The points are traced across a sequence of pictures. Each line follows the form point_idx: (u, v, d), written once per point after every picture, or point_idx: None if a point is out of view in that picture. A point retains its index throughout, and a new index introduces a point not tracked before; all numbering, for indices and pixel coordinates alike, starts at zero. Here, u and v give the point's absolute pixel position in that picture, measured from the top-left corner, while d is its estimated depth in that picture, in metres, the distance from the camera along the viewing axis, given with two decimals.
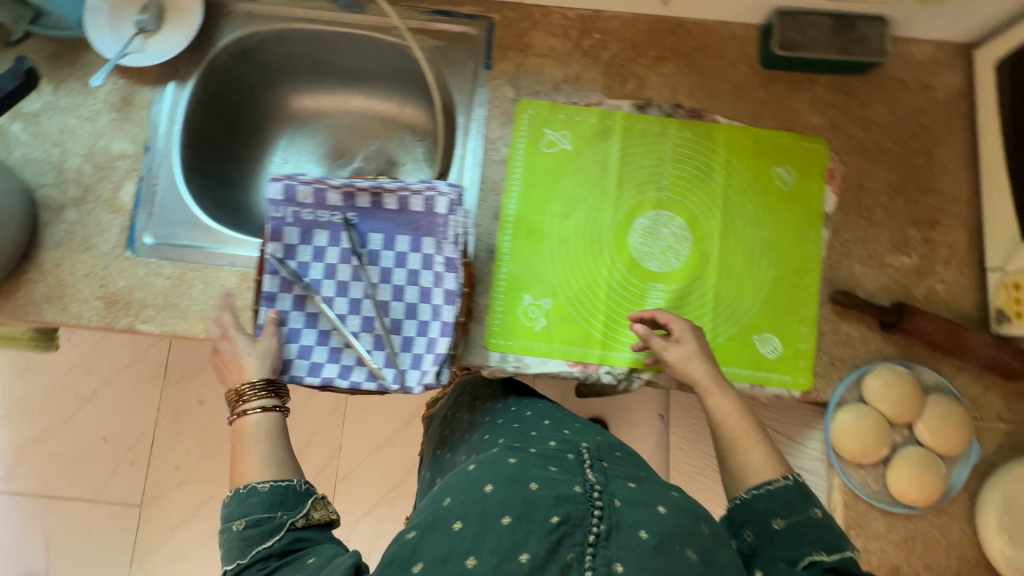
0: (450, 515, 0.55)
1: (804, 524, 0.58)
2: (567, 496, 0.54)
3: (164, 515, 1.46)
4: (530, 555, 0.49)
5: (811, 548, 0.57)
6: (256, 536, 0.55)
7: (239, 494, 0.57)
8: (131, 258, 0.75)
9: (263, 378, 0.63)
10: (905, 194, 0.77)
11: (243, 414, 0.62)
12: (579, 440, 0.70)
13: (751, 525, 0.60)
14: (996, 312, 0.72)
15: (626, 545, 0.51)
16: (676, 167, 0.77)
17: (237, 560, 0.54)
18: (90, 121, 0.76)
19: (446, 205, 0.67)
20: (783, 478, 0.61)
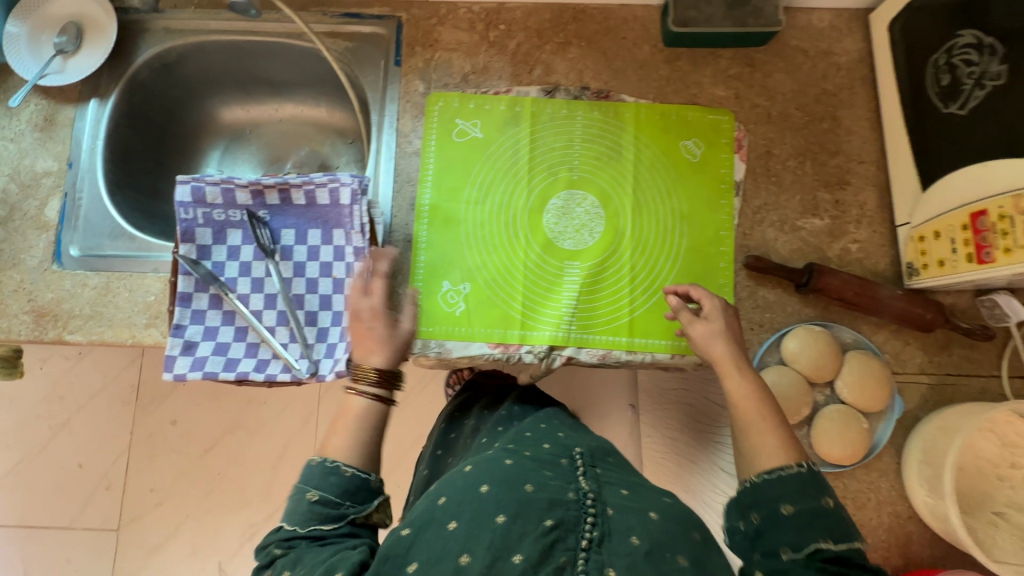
0: (443, 515, 0.51)
1: (814, 512, 0.53)
2: (559, 501, 0.52)
3: (141, 539, 1.43)
4: (524, 556, 0.47)
5: (818, 534, 0.52)
6: (321, 517, 0.55)
7: (327, 465, 0.58)
8: (57, 271, 0.76)
9: (387, 368, 0.63)
10: (812, 158, 0.78)
11: (356, 391, 0.62)
12: (575, 442, 0.66)
13: (758, 508, 0.56)
14: (907, 267, 0.73)
15: (619, 550, 0.48)
16: (586, 147, 0.79)
17: (295, 526, 0.55)
18: (13, 142, 0.78)
19: (350, 195, 0.68)
20: (800, 465, 0.56)
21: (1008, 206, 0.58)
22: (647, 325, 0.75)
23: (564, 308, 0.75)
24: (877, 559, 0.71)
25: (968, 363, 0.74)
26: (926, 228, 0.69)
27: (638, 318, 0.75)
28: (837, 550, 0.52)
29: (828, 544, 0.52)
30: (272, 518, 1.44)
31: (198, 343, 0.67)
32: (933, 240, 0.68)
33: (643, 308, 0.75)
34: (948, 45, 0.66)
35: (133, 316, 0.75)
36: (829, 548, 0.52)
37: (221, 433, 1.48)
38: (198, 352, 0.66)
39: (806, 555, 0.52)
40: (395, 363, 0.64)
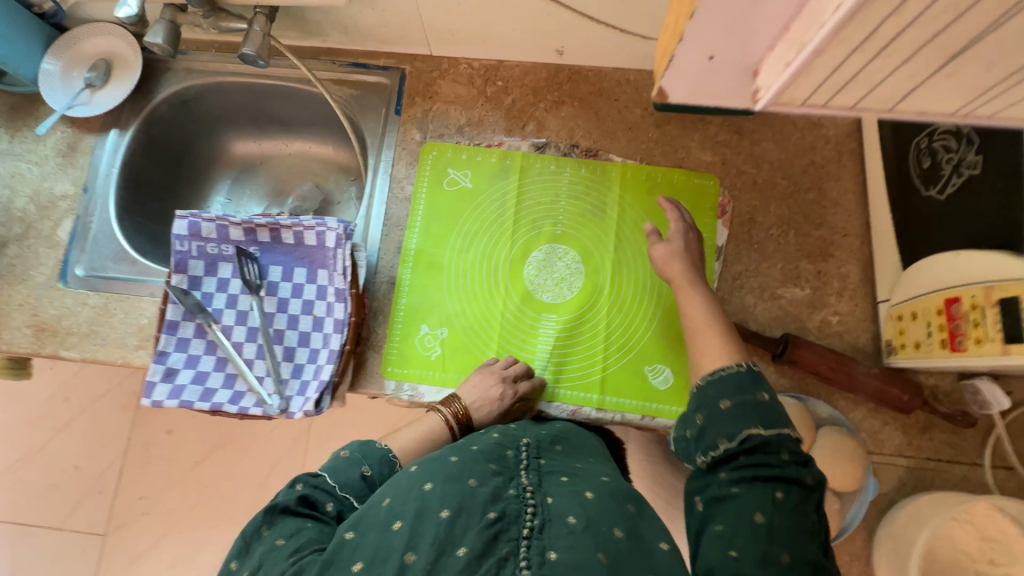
0: (387, 516, 0.50)
1: (747, 404, 0.56)
2: (499, 496, 0.52)
3: (126, 547, 1.45)
4: (468, 549, 0.46)
5: (751, 424, 0.54)
6: (359, 494, 0.61)
7: (387, 454, 0.65)
8: (62, 289, 0.80)
9: (472, 419, 0.70)
10: (797, 228, 0.79)
11: (447, 421, 0.70)
12: (523, 432, 0.64)
13: (701, 408, 0.58)
14: (886, 344, 0.72)
15: (560, 532, 0.48)
16: (571, 203, 0.81)
17: (337, 481, 0.61)
18: (38, 165, 0.85)
19: (335, 239, 0.71)
20: (738, 365, 0.59)
21: (981, 296, 0.58)
22: (620, 384, 0.75)
23: (538, 359, 0.76)
24: None
25: (949, 448, 0.72)
26: (904, 308, 0.69)
27: (611, 376, 0.75)
28: (767, 436, 0.54)
29: (759, 429, 0.54)
30: None
31: (179, 371, 0.69)
32: (911, 321, 0.67)
33: (618, 366, 0.76)
34: (930, 128, 0.66)
35: (125, 337, 0.78)
36: (760, 433, 0.54)
37: (212, 446, 1.50)
38: (178, 379, 0.69)
39: (739, 442, 0.54)
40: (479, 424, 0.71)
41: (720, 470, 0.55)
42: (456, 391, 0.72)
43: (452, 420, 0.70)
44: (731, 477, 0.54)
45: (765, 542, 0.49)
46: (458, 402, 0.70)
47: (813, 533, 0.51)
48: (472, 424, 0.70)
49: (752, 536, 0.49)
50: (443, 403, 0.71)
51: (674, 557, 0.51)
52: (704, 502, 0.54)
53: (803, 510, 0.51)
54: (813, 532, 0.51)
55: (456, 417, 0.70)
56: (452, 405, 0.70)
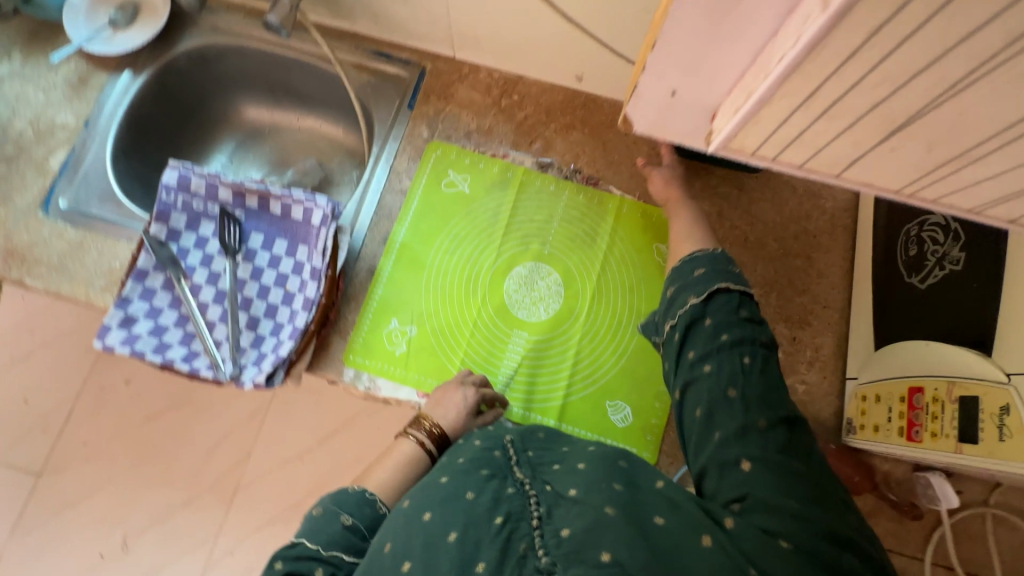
0: (394, 560, 0.50)
1: (718, 273, 0.64)
2: (499, 498, 0.53)
3: (58, 491, 1.41)
4: (486, 563, 0.48)
5: (721, 289, 0.62)
6: (347, 545, 0.59)
7: (364, 494, 0.64)
8: (41, 217, 0.79)
9: (441, 431, 0.69)
10: (779, 290, 0.79)
11: (420, 441, 0.68)
12: (505, 429, 0.63)
13: (675, 283, 0.66)
14: (847, 422, 0.72)
15: (567, 509, 0.51)
16: (563, 226, 0.81)
17: (321, 543, 0.58)
18: (45, 93, 0.84)
19: (321, 217, 0.71)
20: (711, 249, 0.67)
21: (943, 391, 0.58)
22: (577, 413, 0.74)
23: (501, 373, 0.76)
24: None
25: (892, 537, 0.71)
26: (869, 389, 0.69)
27: (571, 403, 0.75)
28: (733, 295, 0.62)
29: (727, 289, 0.62)
30: (189, 503, 1.41)
31: (138, 320, 0.67)
32: (874, 403, 0.67)
33: (579, 395, 0.75)
34: (920, 218, 0.66)
35: (93, 277, 0.77)
36: (726, 292, 0.62)
37: (167, 404, 1.47)
38: (135, 328, 0.67)
39: (707, 307, 0.62)
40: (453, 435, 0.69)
41: (690, 346, 0.61)
42: (420, 410, 0.71)
43: (426, 439, 0.68)
44: (701, 349, 0.60)
45: (741, 411, 0.55)
46: (426, 420, 0.69)
47: (781, 393, 0.58)
48: (446, 439, 0.69)
49: (727, 406, 0.56)
50: (412, 425, 0.69)
51: (672, 486, 0.53)
52: (681, 387, 0.60)
53: (768, 370, 0.59)
54: (783, 398, 0.58)
55: (429, 435, 0.68)
56: (421, 424, 0.69)
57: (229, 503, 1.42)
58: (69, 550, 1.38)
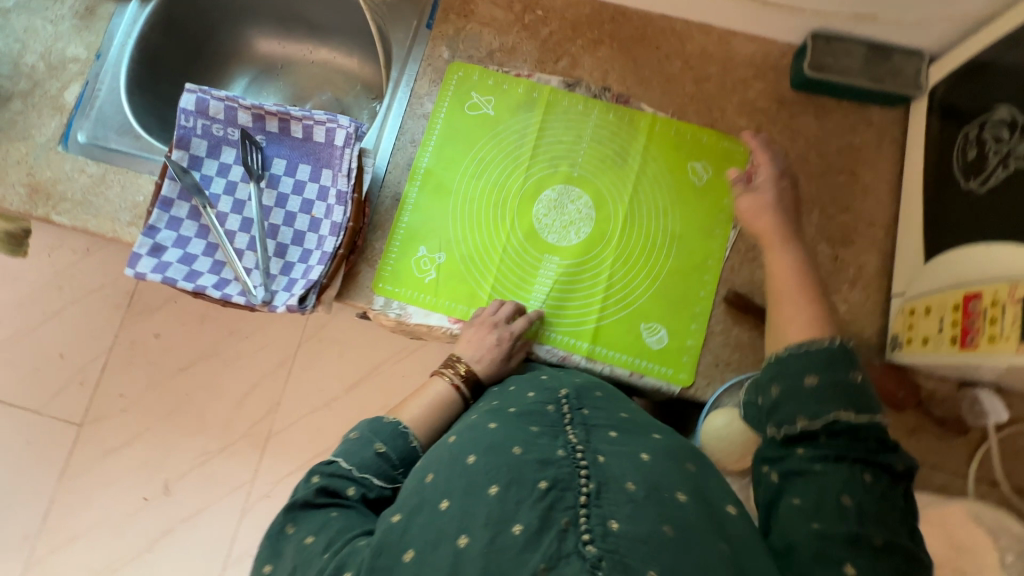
0: (434, 495, 0.49)
1: (837, 383, 0.55)
2: (549, 459, 0.50)
3: (100, 439, 1.46)
4: (524, 526, 0.44)
5: (838, 407, 0.54)
6: (378, 470, 0.60)
7: (398, 427, 0.64)
8: (61, 152, 0.78)
9: (472, 371, 0.69)
10: (821, 207, 0.75)
11: (454, 385, 0.69)
12: (561, 382, 0.64)
13: (778, 380, 0.58)
14: (892, 338, 0.69)
15: (619, 499, 0.47)
16: (592, 146, 0.77)
17: (353, 464, 0.60)
18: (53, 24, 0.81)
19: (344, 138, 0.68)
20: (829, 340, 0.58)
21: (1003, 292, 0.55)
22: (611, 335, 0.73)
23: (533, 299, 0.74)
24: None
25: (936, 455, 0.69)
26: (918, 302, 0.66)
27: (605, 326, 0.73)
28: (855, 421, 0.53)
29: (848, 414, 0.54)
30: (225, 449, 1.46)
31: (167, 249, 0.67)
32: (923, 316, 0.65)
33: (613, 318, 0.74)
34: (983, 118, 0.63)
35: (119, 212, 0.76)
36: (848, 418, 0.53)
37: (198, 356, 1.50)
38: (165, 256, 0.67)
39: (823, 423, 0.54)
40: (489, 375, 0.69)
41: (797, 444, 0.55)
42: (452, 351, 0.71)
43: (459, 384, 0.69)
44: (811, 453, 0.54)
45: (854, 523, 0.50)
46: (459, 361, 0.70)
47: (898, 515, 0.51)
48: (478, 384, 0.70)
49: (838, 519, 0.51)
50: (446, 367, 0.70)
51: (743, 522, 0.51)
52: (780, 472, 0.55)
53: (891, 498, 0.52)
54: (902, 525, 0.51)
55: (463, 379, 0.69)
56: (454, 365, 0.70)
57: (263, 448, 1.46)
58: (114, 493, 1.44)
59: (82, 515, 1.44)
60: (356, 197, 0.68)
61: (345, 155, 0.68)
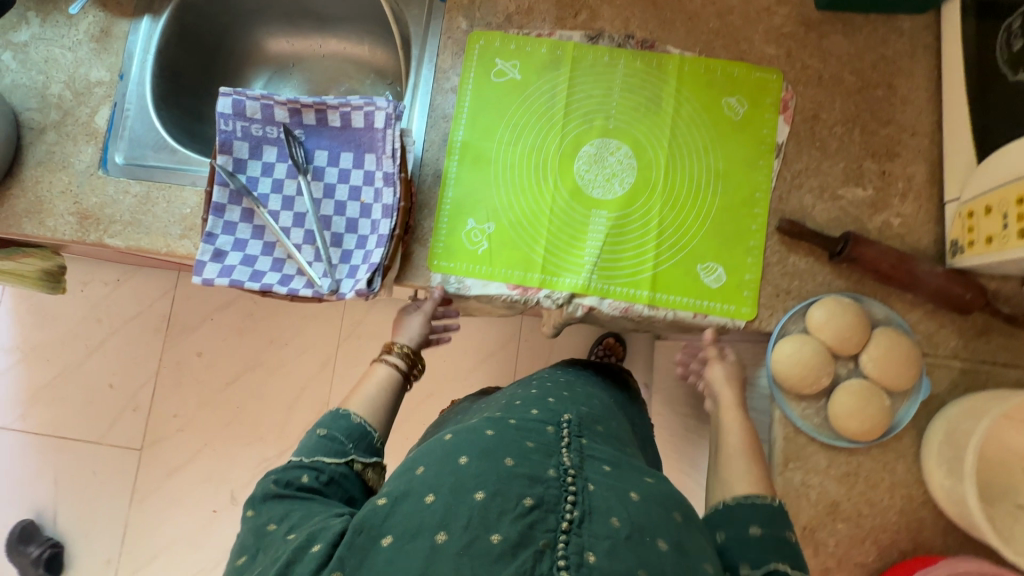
0: (421, 487, 0.50)
1: (777, 539, 0.56)
2: (539, 478, 0.51)
3: (162, 461, 1.50)
4: (503, 536, 0.46)
5: (779, 559, 0.55)
6: (328, 450, 0.63)
7: (340, 410, 0.67)
8: (102, 177, 0.79)
9: (405, 345, 0.74)
10: (862, 125, 0.75)
11: (393, 364, 0.72)
12: (564, 407, 0.66)
13: (725, 527, 0.59)
14: (952, 244, 0.70)
15: (601, 533, 0.48)
16: (624, 96, 0.77)
17: (304, 455, 0.62)
18: (71, 51, 0.82)
19: (384, 119, 0.69)
20: (769, 497, 0.60)
21: None
22: (668, 282, 0.74)
23: (587, 256, 0.75)
24: (881, 543, 0.69)
25: (1006, 351, 0.70)
26: (976, 204, 0.66)
27: (661, 273, 0.74)
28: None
29: (785, 567, 0.55)
30: (283, 455, 1.49)
31: (228, 253, 0.68)
32: (983, 215, 0.65)
33: (669, 265, 0.74)
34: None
35: (169, 226, 0.78)
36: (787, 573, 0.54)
37: (243, 368, 1.53)
38: (227, 260, 0.68)
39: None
40: (416, 343, 0.75)
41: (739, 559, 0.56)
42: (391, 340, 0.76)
43: (400, 361, 0.72)
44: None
45: None
46: (395, 342, 0.74)
47: None
48: (417, 355, 0.74)
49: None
50: (384, 353, 0.73)
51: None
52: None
53: None
54: None
55: (403, 357, 0.73)
56: (392, 347, 0.73)
57: None
58: (184, 511, 1.48)
59: (156, 536, 1.48)
60: (403, 177, 0.68)
61: (388, 136, 0.69)
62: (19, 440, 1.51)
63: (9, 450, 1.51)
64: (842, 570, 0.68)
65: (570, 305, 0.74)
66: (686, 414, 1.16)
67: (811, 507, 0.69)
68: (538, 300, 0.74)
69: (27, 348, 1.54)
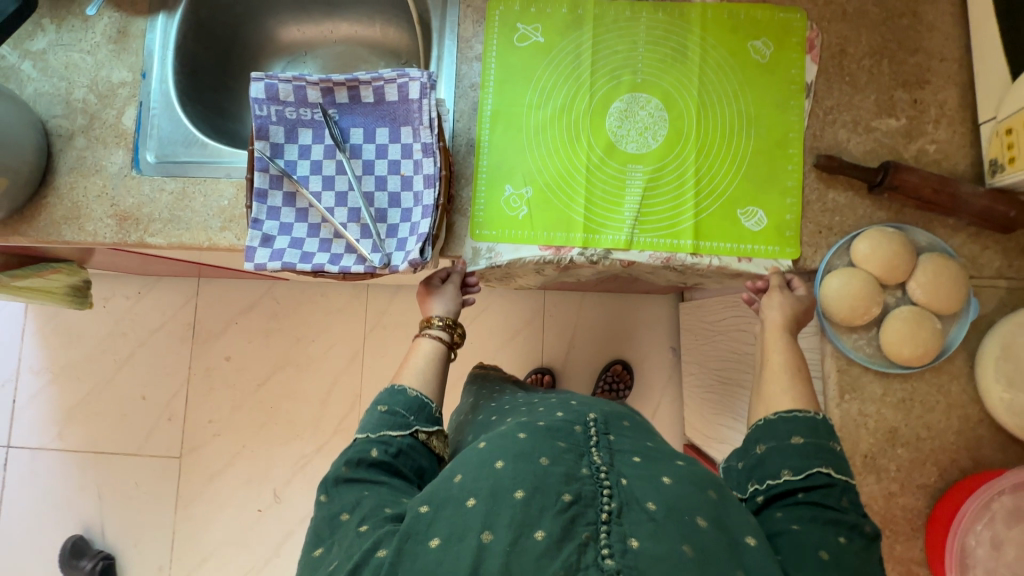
0: (461, 492, 0.50)
1: (820, 447, 0.59)
2: (574, 475, 0.51)
3: (202, 466, 1.51)
4: (547, 532, 0.47)
5: (821, 464, 0.57)
6: (391, 424, 0.63)
7: (396, 387, 0.67)
8: (137, 177, 0.79)
9: (445, 317, 0.73)
10: (890, 55, 0.75)
11: (437, 338, 0.71)
12: (586, 409, 0.64)
13: (766, 439, 0.61)
14: (991, 164, 0.70)
15: (639, 519, 0.48)
16: (649, 49, 0.77)
17: (370, 432, 0.63)
18: (91, 54, 0.81)
19: (419, 89, 0.69)
20: (813, 411, 0.62)
21: None
22: (711, 230, 0.74)
23: (627, 212, 0.75)
24: (942, 464, 0.70)
25: None
26: (1015, 121, 0.66)
27: (703, 222, 0.74)
28: (833, 479, 0.57)
29: (826, 471, 0.57)
30: (322, 449, 1.50)
31: (275, 237, 0.69)
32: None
33: (709, 212, 0.75)
34: None
35: (208, 219, 0.78)
36: (827, 476, 0.57)
37: (273, 368, 1.54)
38: (276, 244, 0.68)
39: (798, 481, 0.57)
40: (454, 313, 0.74)
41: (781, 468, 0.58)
42: (425, 312, 0.74)
43: (443, 333, 0.72)
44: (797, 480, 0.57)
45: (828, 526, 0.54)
46: (432, 318, 0.72)
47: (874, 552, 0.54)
48: (457, 325, 0.73)
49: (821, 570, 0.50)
50: (425, 328, 0.72)
51: (762, 552, 0.50)
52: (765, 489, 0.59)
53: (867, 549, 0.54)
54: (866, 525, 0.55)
55: (444, 329, 0.72)
56: (432, 323, 0.72)
57: None
58: (228, 514, 1.49)
59: (203, 542, 1.48)
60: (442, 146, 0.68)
61: (423, 106, 0.69)
62: (58, 459, 1.52)
63: (49, 471, 1.51)
64: (906, 494, 0.70)
65: (605, 260, 0.75)
66: (721, 369, 1.17)
67: (871, 436, 0.70)
68: (572, 259, 0.75)
69: (57, 368, 1.55)
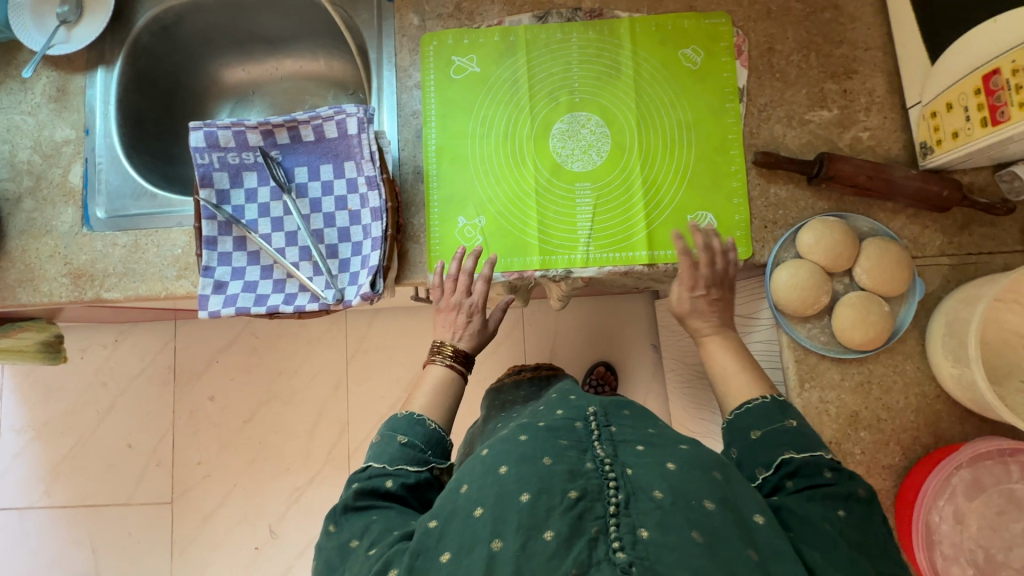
0: (467, 504, 0.50)
1: (778, 431, 0.60)
2: (578, 471, 0.51)
3: (194, 509, 1.49)
4: (556, 531, 0.46)
5: (783, 449, 0.58)
6: (409, 458, 0.63)
7: (414, 416, 0.67)
8: (88, 234, 0.79)
9: (460, 352, 0.72)
10: (817, 49, 0.77)
11: (449, 367, 0.71)
12: (587, 400, 0.62)
13: (735, 442, 0.62)
14: (921, 147, 0.72)
15: (648, 508, 0.48)
16: (584, 68, 0.78)
17: (386, 462, 0.62)
18: (32, 115, 0.81)
19: (357, 125, 0.70)
20: (761, 396, 0.63)
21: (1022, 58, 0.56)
22: (664, 238, 0.75)
23: (581, 229, 0.76)
24: (904, 443, 0.71)
25: (990, 240, 0.73)
26: (938, 104, 0.68)
27: (655, 231, 0.76)
28: (803, 459, 0.57)
29: (793, 454, 0.58)
30: (313, 480, 1.49)
31: (228, 283, 0.69)
32: (946, 113, 0.67)
33: (660, 221, 0.76)
34: None
35: (163, 269, 0.77)
36: (794, 458, 0.57)
37: (257, 404, 1.53)
38: (229, 289, 0.69)
39: (773, 471, 0.58)
40: (470, 349, 0.73)
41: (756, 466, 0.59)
42: (435, 336, 0.73)
43: (454, 365, 0.71)
44: (772, 475, 0.57)
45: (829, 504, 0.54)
46: (447, 346, 0.72)
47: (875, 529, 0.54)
48: (470, 358, 0.73)
49: (832, 547, 0.50)
50: (435, 354, 0.72)
51: (770, 528, 0.50)
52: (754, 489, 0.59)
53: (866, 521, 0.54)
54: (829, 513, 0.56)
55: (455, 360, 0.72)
56: (443, 350, 0.71)
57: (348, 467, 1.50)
58: (225, 555, 1.47)
59: None
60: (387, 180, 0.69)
61: (362, 139, 0.69)
62: (47, 517, 1.50)
63: (39, 530, 1.49)
64: (873, 476, 0.71)
65: (567, 278, 0.76)
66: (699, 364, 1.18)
67: (833, 422, 0.72)
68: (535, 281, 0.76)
69: (38, 425, 1.53)
